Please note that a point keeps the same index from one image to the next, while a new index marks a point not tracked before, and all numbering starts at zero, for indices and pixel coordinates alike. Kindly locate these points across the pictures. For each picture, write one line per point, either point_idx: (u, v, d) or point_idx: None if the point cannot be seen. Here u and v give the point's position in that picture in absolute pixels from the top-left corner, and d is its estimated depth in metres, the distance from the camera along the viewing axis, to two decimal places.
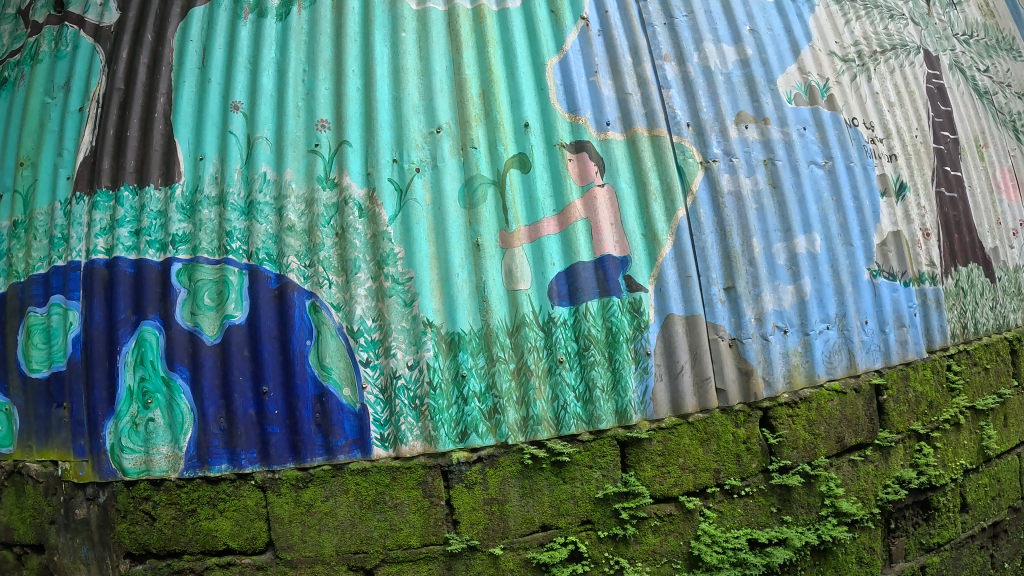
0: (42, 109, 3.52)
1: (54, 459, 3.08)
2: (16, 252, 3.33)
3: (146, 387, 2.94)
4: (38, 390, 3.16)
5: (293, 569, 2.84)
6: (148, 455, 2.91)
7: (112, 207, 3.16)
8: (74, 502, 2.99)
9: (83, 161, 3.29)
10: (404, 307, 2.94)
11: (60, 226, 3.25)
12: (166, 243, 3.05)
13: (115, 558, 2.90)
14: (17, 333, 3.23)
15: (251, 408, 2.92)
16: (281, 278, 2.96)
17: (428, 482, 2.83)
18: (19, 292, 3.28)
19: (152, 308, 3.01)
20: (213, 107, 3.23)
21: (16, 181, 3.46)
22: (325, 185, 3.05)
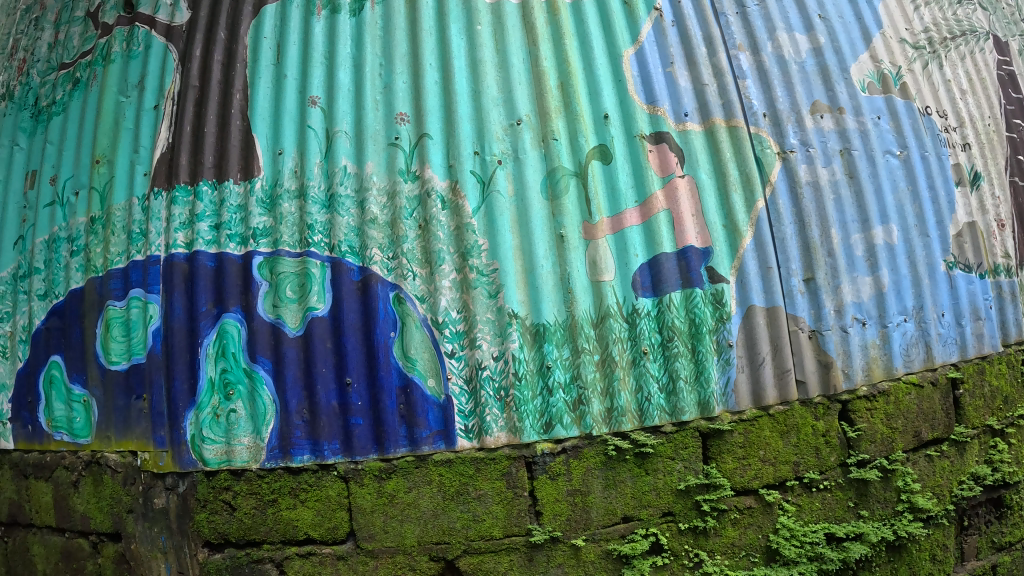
0: (116, 109, 3.59)
1: (133, 449, 3.16)
2: (94, 248, 3.41)
3: (229, 378, 3.00)
4: (117, 383, 3.24)
5: (374, 559, 2.88)
6: (229, 446, 2.95)
7: (191, 202, 3.21)
8: (153, 492, 3.05)
9: (161, 157, 3.35)
10: (489, 298, 2.94)
11: (139, 221, 3.31)
12: (247, 237, 3.10)
13: (193, 547, 2.98)
14: (97, 326, 3.33)
15: (334, 399, 2.94)
16: (364, 271, 2.98)
17: (513, 472, 2.84)
18: (98, 287, 3.37)
19: (233, 300, 3.06)
20: (291, 102, 3.26)
21: (92, 179, 3.53)
22: (407, 178, 3.07)
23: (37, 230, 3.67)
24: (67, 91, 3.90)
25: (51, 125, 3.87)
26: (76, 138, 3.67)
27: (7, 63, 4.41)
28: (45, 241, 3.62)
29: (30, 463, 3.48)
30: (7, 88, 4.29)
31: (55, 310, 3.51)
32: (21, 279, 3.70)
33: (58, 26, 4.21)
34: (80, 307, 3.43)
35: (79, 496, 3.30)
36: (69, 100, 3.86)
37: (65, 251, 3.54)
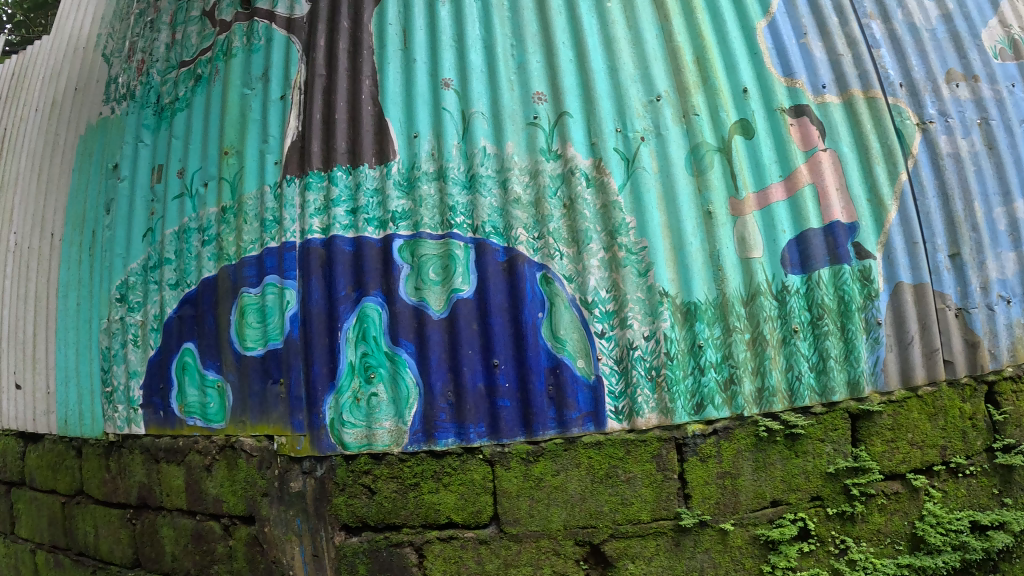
0: (241, 101, 3.67)
1: (269, 433, 3.23)
2: (227, 237, 3.51)
3: (370, 362, 3.05)
4: (253, 368, 3.33)
5: (518, 543, 2.89)
6: (370, 430, 3.00)
7: (326, 187, 3.27)
8: (289, 476, 3.13)
9: (292, 146, 3.41)
10: (639, 276, 2.94)
11: (271, 209, 3.39)
12: (386, 220, 3.14)
13: (330, 530, 3.03)
14: (231, 312, 3.43)
15: (480, 381, 2.97)
16: (509, 251, 3.01)
17: (663, 455, 2.85)
18: (232, 274, 3.46)
19: (373, 284, 3.11)
20: (423, 85, 3.29)
21: (221, 170, 3.62)
22: (549, 156, 3.09)
23: (166, 222, 3.79)
24: (190, 87, 3.98)
25: (176, 121, 3.97)
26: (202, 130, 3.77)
27: (127, 64, 4.48)
28: (176, 232, 3.74)
29: (163, 447, 3.61)
30: (128, 88, 4.37)
31: (189, 298, 3.62)
32: (152, 269, 3.83)
33: (175, 25, 4.27)
34: (212, 295, 3.52)
35: (212, 480, 3.40)
36: (192, 96, 3.93)
37: (197, 241, 3.64)
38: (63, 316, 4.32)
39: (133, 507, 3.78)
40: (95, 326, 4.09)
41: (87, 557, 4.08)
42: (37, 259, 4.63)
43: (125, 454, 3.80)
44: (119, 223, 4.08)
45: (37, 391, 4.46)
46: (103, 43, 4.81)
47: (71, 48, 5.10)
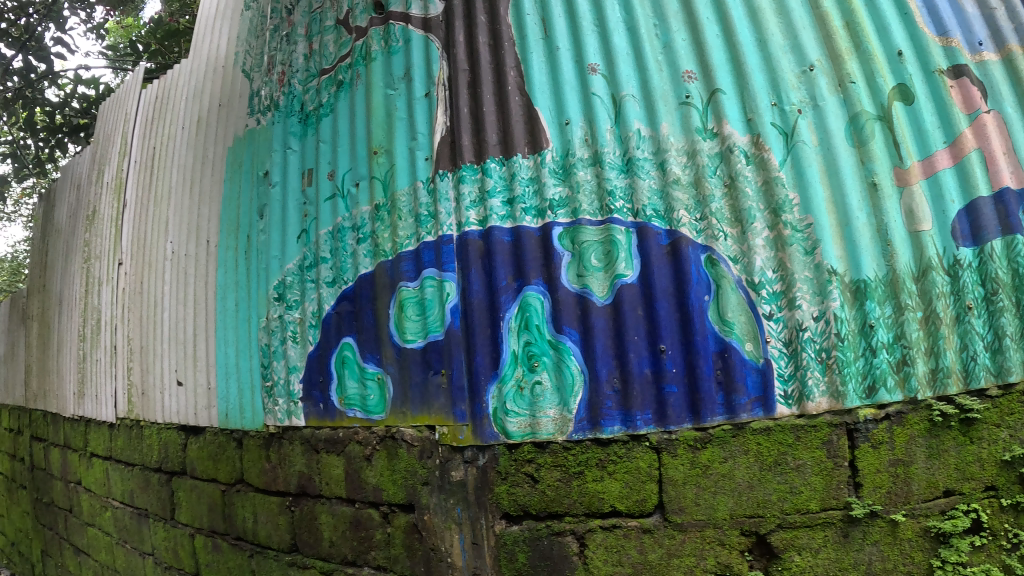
0: (386, 101, 3.69)
1: (431, 424, 3.32)
2: (382, 233, 3.58)
3: (533, 351, 3.12)
4: (414, 360, 3.42)
5: (682, 533, 2.87)
6: (534, 418, 3.07)
7: (479, 179, 3.34)
8: (450, 465, 3.21)
9: (442, 141, 3.46)
10: (805, 255, 2.89)
11: (426, 204, 3.46)
12: (544, 209, 3.19)
13: (491, 518, 3.10)
14: (389, 306, 3.52)
15: (646, 367, 2.99)
16: (672, 234, 3.03)
17: (834, 441, 2.78)
18: (388, 270, 3.54)
19: (534, 273, 3.17)
20: (570, 72, 3.32)
21: (371, 169, 3.65)
22: (705, 136, 3.08)
23: (320, 223, 3.82)
24: (333, 93, 3.95)
25: (321, 126, 3.95)
26: (348, 130, 3.79)
27: (269, 76, 4.32)
28: (329, 232, 3.77)
29: (323, 438, 3.63)
30: (272, 99, 4.25)
31: (346, 295, 3.68)
32: (308, 268, 3.83)
33: (312, 35, 4.20)
34: (370, 290, 3.61)
35: (372, 469, 3.45)
36: (336, 101, 3.92)
37: (352, 239, 3.69)
38: (223, 317, 4.18)
39: (293, 495, 3.71)
40: (254, 323, 4.02)
41: (247, 542, 3.90)
42: (195, 267, 4.44)
43: (286, 445, 3.76)
44: (273, 226, 4.03)
45: (199, 392, 4.29)
46: (240, 60, 4.53)
47: (209, 67, 4.78)
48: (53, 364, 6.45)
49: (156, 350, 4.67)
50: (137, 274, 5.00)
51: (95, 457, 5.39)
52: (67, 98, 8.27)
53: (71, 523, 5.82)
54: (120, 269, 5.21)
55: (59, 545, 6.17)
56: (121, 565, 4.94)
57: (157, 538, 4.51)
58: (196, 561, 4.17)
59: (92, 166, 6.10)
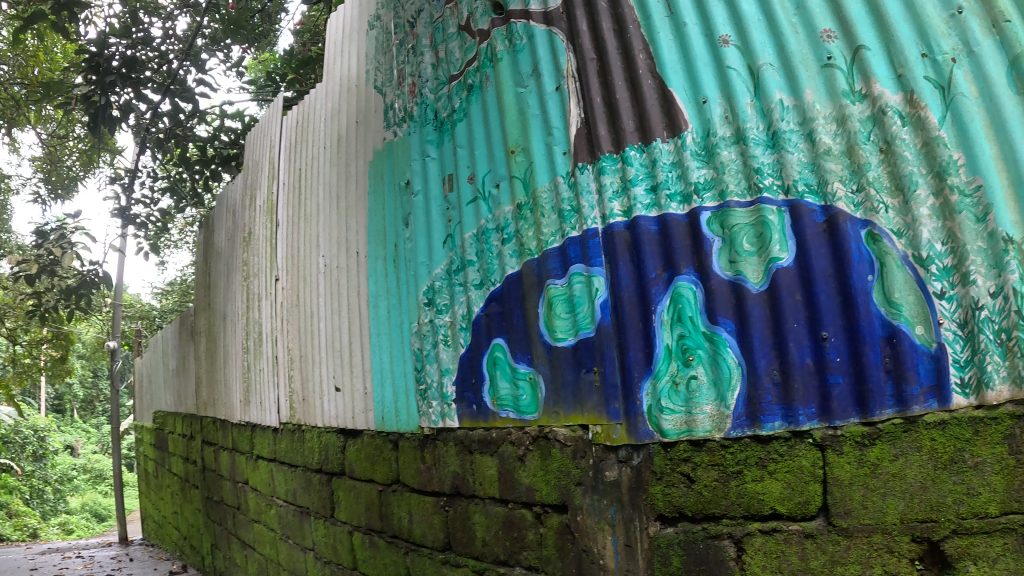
0: (517, 99, 3.61)
1: (584, 423, 3.27)
2: (525, 232, 3.54)
3: (687, 344, 3.01)
4: (566, 358, 3.39)
5: (848, 539, 2.63)
6: (691, 415, 2.94)
7: (621, 169, 3.25)
8: (604, 464, 3.13)
9: (578, 133, 3.38)
10: (977, 223, 2.54)
11: (568, 198, 3.39)
12: (689, 193, 3.07)
13: (646, 520, 2.99)
14: (538, 305, 3.50)
15: (808, 357, 2.79)
16: (829, 210, 2.79)
17: (1017, 435, 2.42)
18: (535, 268, 3.51)
19: (684, 262, 3.06)
20: (700, 47, 3.13)
21: (510, 169, 3.62)
22: (854, 99, 2.80)
23: (464, 227, 3.81)
24: (466, 98, 3.86)
25: (456, 132, 3.81)
26: (482, 133, 3.74)
27: (400, 89, 4.32)
28: (474, 235, 3.75)
29: (476, 439, 3.64)
30: (407, 111, 4.22)
31: (495, 296, 3.67)
32: (455, 273, 3.85)
33: (437, 43, 4.11)
34: (517, 290, 3.58)
35: (524, 470, 3.42)
36: (468, 106, 3.84)
37: (496, 240, 3.66)
38: (376, 324, 4.20)
39: (447, 495, 3.72)
40: (406, 331, 3.96)
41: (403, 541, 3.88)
42: (347, 278, 4.58)
43: (439, 446, 3.80)
44: (420, 234, 3.94)
45: (356, 396, 4.37)
46: (372, 77, 4.57)
47: (343, 88, 4.88)
48: (221, 374, 6.80)
49: (315, 357, 4.84)
50: (293, 287, 5.19)
51: (260, 458, 5.61)
52: (218, 131, 8.57)
53: (239, 520, 6.05)
54: (277, 284, 5.43)
55: (228, 539, 6.44)
56: (284, 560, 5.08)
57: (318, 534, 4.64)
58: (355, 558, 4.22)
59: (244, 192, 6.36)
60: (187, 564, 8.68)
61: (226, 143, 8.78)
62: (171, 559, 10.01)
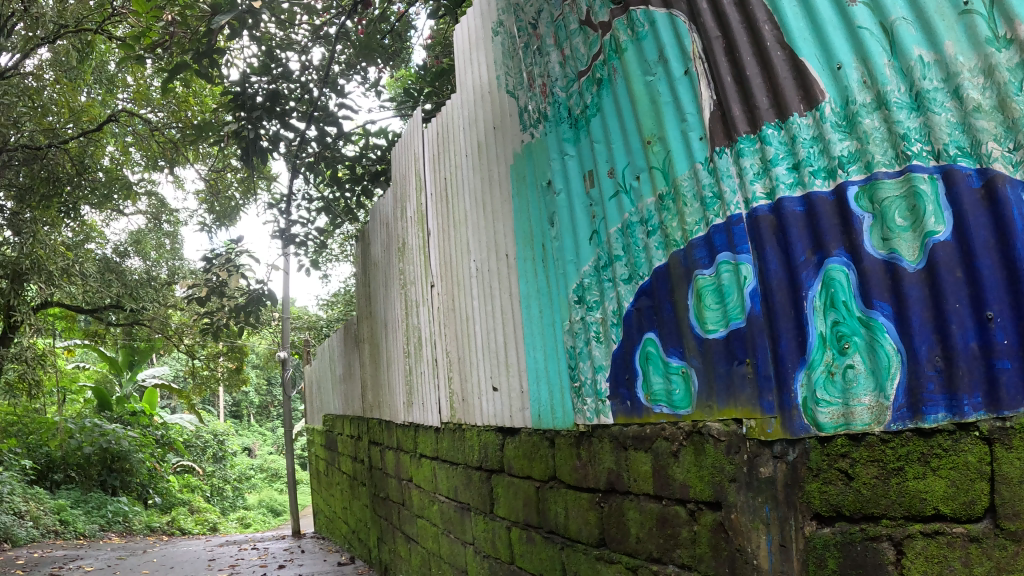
0: (646, 89, 3.37)
1: (738, 417, 2.96)
2: (669, 223, 3.29)
3: (842, 331, 2.63)
4: (717, 350, 3.10)
5: (1018, 545, 2.21)
6: (848, 407, 2.54)
7: (759, 149, 2.91)
8: (759, 460, 2.80)
9: (712, 117, 3.08)
10: None
11: (710, 184, 3.11)
12: (833, 168, 2.68)
13: (800, 519, 2.64)
14: (687, 297, 3.24)
15: (973, 340, 2.35)
16: (986, 173, 2.36)
17: None
18: (681, 259, 3.25)
19: (834, 243, 2.68)
20: (828, 9, 2.74)
21: (648, 160, 3.40)
22: (998, 46, 2.36)
23: (609, 221, 3.65)
24: (595, 93, 3.68)
25: (591, 127, 3.72)
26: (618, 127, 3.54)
27: (531, 90, 4.14)
28: (619, 229, 3.58)
29: (629, 435, 3.48)
30: (540, 111, 4.06)
31: (645, 290, 3.47)
32: (604, 269, 3.70)
33: (561, 41, 3.90)
34: (667, 283, 3.35)
35: (679, 465, 3.19)
36: (600, 101, 3.65)
37: (642, 233, 3.45)
38: (529, 325, 4.15)
39: (603, 491, 3.60)
40: (558, 328, 3.98)
41: (558, 536, 3.83)
42: (497, 280, 4.46)
43: (596, 443, 3.67)
44: (565, 232, 3.95)
45: (513, 395, 4.27)
46: (501, 81, 4.43)
47: (478, 94, 4.79)
48: (385, 378, 6.91)
49: (472, 359, 4.77)
50: (448, 292, 5.13)
51: (423, 456, 5.61)
52: (363, 150, 8.64)
53: (404, 515, 6.07)
54: (432, 290, 5.40)
55: (393, 533, 6.48)
56: (445, 554, 5.04)
57: (478, 529, 4.57)
58: (512, 552, 4.17)
59: (395, 205, 6.43)
60: (354, 555, 8.88)
61: (372, 159, 8.82)
62: (342, 551, 10.29)
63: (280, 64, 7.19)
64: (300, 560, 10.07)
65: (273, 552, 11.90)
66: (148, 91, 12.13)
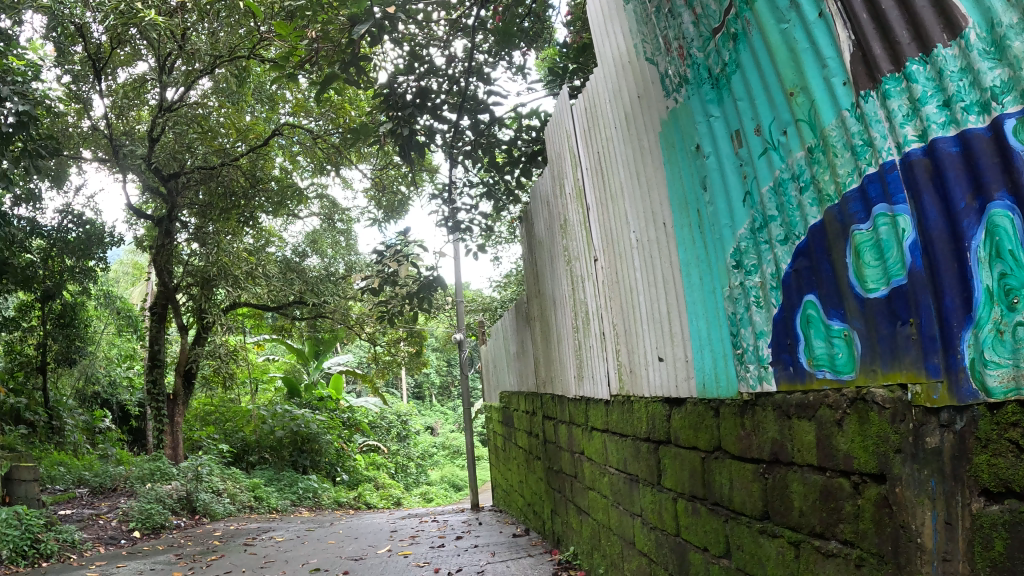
0: (783, 38, 3.05)
1: (902, 382, 2.47)
2: (822, 176, 2.89)
3: (1011, 284, 2.07)
4: (880, 310, 2.61)
5: None
6: (1020, 369, 2.00)
7: (906, 88, 2.40)
8: (924, 429, 2.34)
9: (853, 59, 2.64)
10: None
11: (858, 132, 2.64)
12: (987, 101, 2.14)
13: (967, 495, 2.17)
14: (846, 255, 2.78)
15: None
16: None
17: None
18: (838, 215, 2.82)
19: (996, 185, 2.13)
20: None
21: (793, 113, 3.05)
22: None
23: (760, 181, 3.38)
24: (732, 48, 3.46)
25: (733, 85, 3.50)
26: (759, 81, 3.25)
27: (669, 56, 4.03)
28: (771, 188, 3.29)
29: (794, 404, 3.14)
30: (681, 75, 3.95)
31: (802, 250, 3.11)
32: (759, 231, 3.44)
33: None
34: (827, 241, 2.92)
35: (843, 435, 2.78)
36: (738, 57, 3.42)
37: (794, 190, 3.11)
38: (690, 292, 4.09)
39: (767, 461, 3.36)
40: (719, 294, 3.82)
41: (722, 508, 3.73)
42: (657, 249, 4.38)
43: (759, 412, 3.44)
44: (718, 196, 3.77)
45: (678, 364, 4.22)
46: (641, 50, 4.35)
47: (619, 65, 4.73)
48: (556, 353, 6.90)
49: (637, 330, 4.71)
50: (610, 266, 5.06)
51: (593, 429, 5.54)
52: (517, 133, 8.30)
53: (575, 487, 6.04)
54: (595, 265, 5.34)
55: (565, 505, 6.48)
56: (615, 526, 5.01)
57: (646, 501, 4.51)
58: (678, 524, 4.12)
59: (553, 185, 6.46)
60: (529, 526, 8.91)
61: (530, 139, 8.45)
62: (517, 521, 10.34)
63: (425, 62, 7.02)
64: (477, 529, 10.20)
65: (451, 522, 12.16)
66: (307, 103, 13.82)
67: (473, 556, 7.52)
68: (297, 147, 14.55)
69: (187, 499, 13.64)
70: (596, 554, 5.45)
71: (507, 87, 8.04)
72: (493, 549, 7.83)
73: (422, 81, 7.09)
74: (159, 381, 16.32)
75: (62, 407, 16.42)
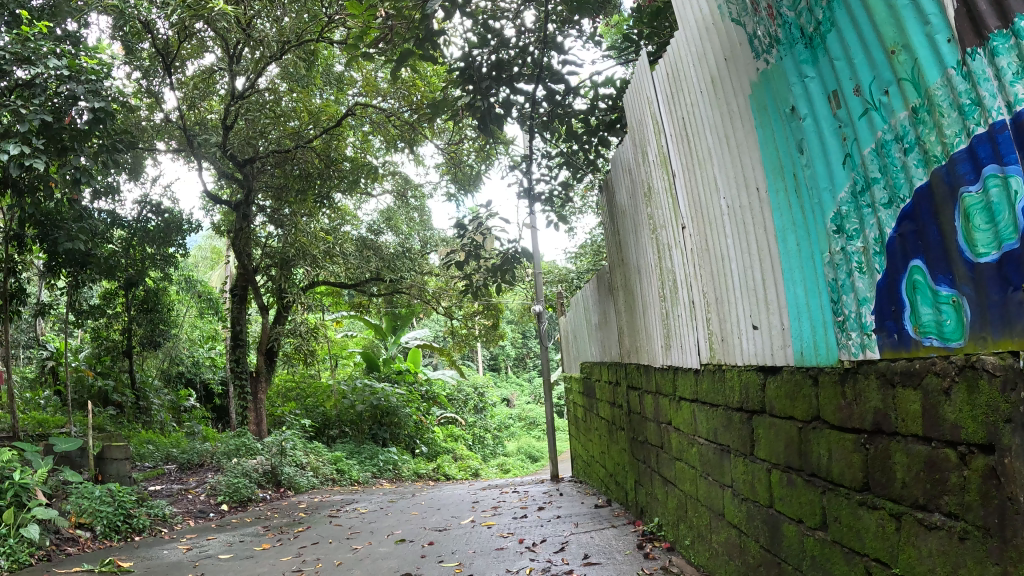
0: None
1: (1014, 350, 2.29)
2: (927, 137, 2.70)
3: None
4: (990, 275, 2.42)
5: None
6: None
7: (1017, 45, 2.26)
8: None
9: (958, 14, 2.48)
10: None
11: (965, 91, 2.48)
12: None
13: None
14: (954, 219, 2.59)
15: None
16: None
17: None
18: (945, 176, 2.63)
19: None
20: None
21: (895, 72, 2.85)
22: None
23: (861, 142, 3.17)
24: (826, 6, 3.27)
25: (828, 45, 3.29)
26: (857, 38, 3.06)
27: (758, 15, 3.85)
28: (873, 150, 3.08)
29: (898, 371, 2.91)
30: (771, 35, 3.75)
31: (906, 213, 2.90)
32: (861, 194, 3.24)
33: None
34: (933, 205, 2.73)
35: (950, 404, 2.57)
36: (833, 15, 3.22)
37: (898, 152, 2.90)
38: (787, 258, 3.92)
39: (868, 432, 3.15)
40: (819, 261, 3.64)
41: (819, 479, 3.58)
42: (750, 216, 4.22)
43: (860, 380, 3.20)
44: (816, 159, 3.58)
45: (774, 332, 4.06)
46: (726, 10, 4.18)
47: (703, 28, 4.56)
48: (642, 323, 6.80)
49: (729, 298, 4.59)
50: (700, 234, 4.92)
51: (682, 399, 5.46)
52: (593, 101, 8.21)
53: (662, 458, 5.99)
54: (684, 233, 5.21)
55: (650, 476, 6.44)
56: (703, 497, 4.96)
57: (738, 472, 4.43)
58: (771, 496, 4.02)
59: (635, 152, 6.34)
60: (612, 497, 8.89)
61: (606, 108, 8.35)
62: (596, 492, 10.31)
63: (496, 34, 7.06)
64: (558, 500, 10.23)
65: (532, 493, 12.23)
66: (377, 83, 14.06)
67: (557, 527, 7.53)
68: (368, 126, 14.88)
69: (272, 473, 14.14)
70: (683, 525, 5.43)
71: (580, 56, 7.96)
72: (576, 520, 7.85)
73: (496, 54, 7.15)
74: (241, 360, 17.24)
75: (148, 391, 18.10)
